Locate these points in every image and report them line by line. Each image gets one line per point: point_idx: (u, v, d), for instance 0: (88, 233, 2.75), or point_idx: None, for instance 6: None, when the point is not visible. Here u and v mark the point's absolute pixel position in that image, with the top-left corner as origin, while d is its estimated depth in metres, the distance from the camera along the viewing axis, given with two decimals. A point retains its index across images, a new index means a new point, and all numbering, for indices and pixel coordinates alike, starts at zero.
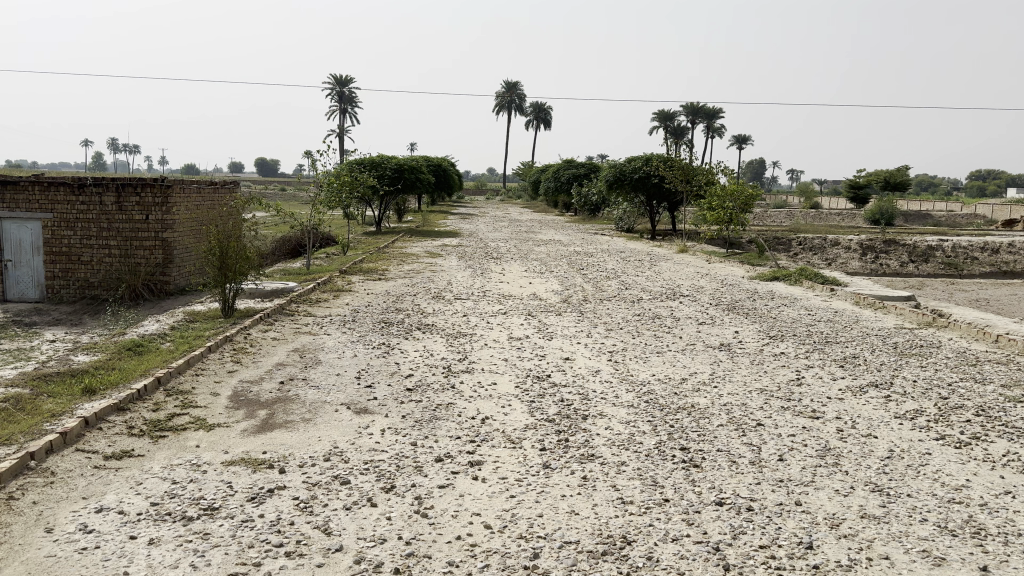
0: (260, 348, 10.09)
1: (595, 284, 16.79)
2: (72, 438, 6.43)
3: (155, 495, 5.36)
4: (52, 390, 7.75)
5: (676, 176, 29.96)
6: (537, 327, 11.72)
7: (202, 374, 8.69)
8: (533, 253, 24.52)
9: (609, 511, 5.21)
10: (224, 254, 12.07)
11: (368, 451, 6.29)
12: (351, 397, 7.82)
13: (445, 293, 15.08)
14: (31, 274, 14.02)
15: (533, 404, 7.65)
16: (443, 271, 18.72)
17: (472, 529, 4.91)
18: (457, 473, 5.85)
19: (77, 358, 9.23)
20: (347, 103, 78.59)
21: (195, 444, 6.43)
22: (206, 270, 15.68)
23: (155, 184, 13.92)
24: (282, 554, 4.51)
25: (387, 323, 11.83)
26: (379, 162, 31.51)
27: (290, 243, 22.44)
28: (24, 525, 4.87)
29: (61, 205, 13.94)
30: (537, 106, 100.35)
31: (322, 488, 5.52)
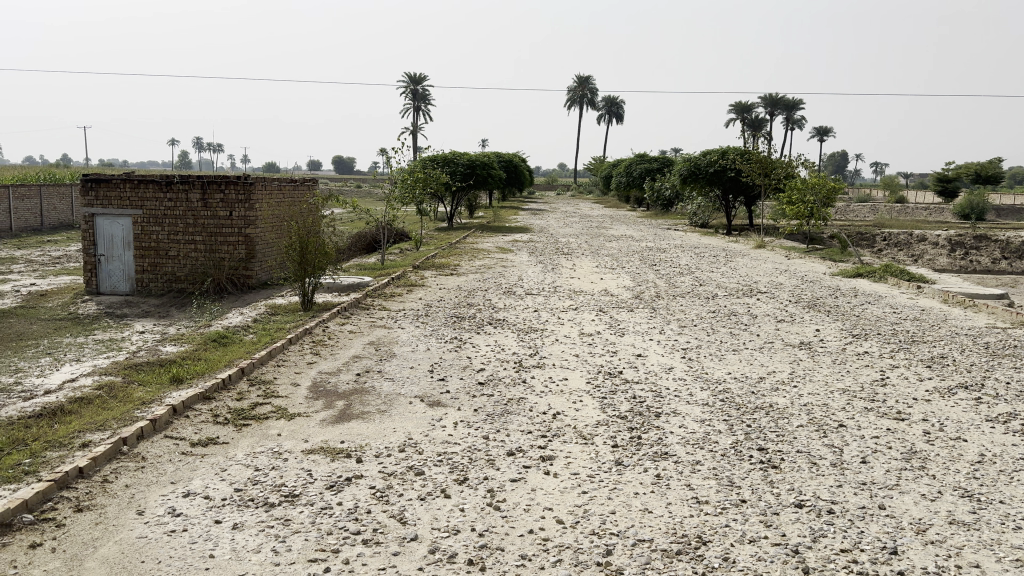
0: (336, 340, 10.33)
1: (668, 280, 16.59)
2: (161, 424, 6.72)
3: (239, 481, 5.55)
4: (143, 379, 8.11)
5: (753, 170, 29.19)
6: (609, 323, 11.64)
7: (283, 365, 8.95)
8: (604, 248, 24.38)
9: (683, 511, 5.13)
10: (304, 249, 12.42)
11: (441, 443, 6.37)
12: (425, 390, 7.93)
13: (517, 288, 15.11)
14: (122, 268, 14.64)
15: (606, 400, 7.60)
16: (515, 267, 18.81)
17: (544, 523, 4.92)
18: (528, 468, 5.86)
19: (165, 348, 9.63)
20: (420, 100, 79.56)
21: (277, 433, 6.63)
22: (286, 265, 16.16)
23: (239, 181, 14.45)
24: (359, 542, 4.61)
25: (459, 317, 11.95)
26: (451, 158, 31.79)
27: (365, 239, 22.87)
28: (117, 507, 5.12)
29: (150, 201, 14.52)
30: (610, 99, 99.61)
31: (397, 478, 5.61)
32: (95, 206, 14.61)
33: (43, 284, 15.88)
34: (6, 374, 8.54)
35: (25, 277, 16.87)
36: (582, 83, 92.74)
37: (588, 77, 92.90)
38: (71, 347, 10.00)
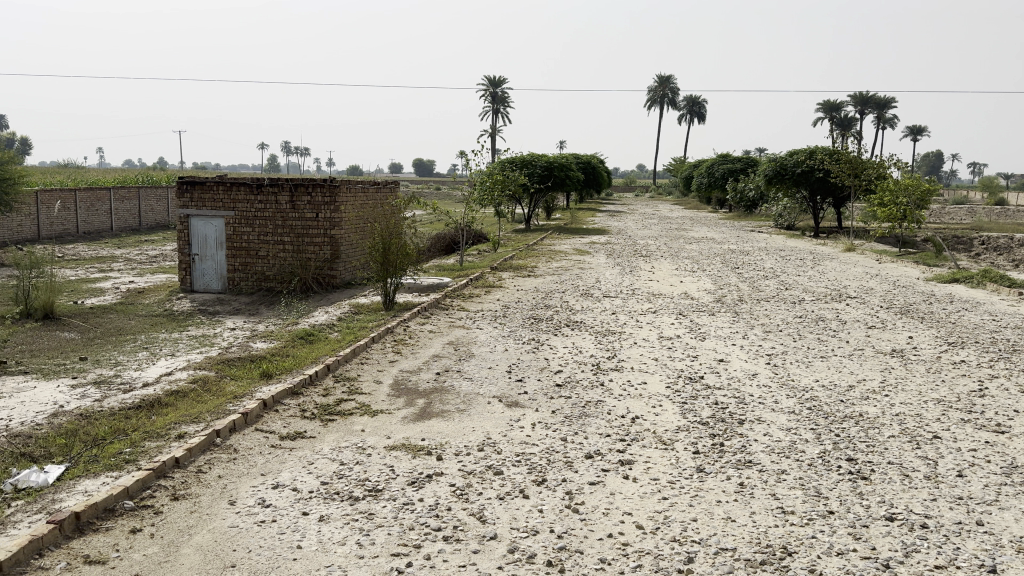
0: (417, 339, 10.51)
1: (751, 284, 16.22)
2: (252, 417, 6.98)
3: (324, 475, 5.71)
4: (234, 373, 8.45)
5: (843, 171, 28.34)
6: (689, 327, 11.47)
7: (366, 363, 9.17)
8: (684, 251, 24.00)
9: (768, 521, 5.01)
10: (387, 250, 12.69)
11: (519, 443, 6.40)
12: (503, 390, 7.99)
13: (595, 290, 15.06)
14: (215, 267, 15.25)
15: (686, 405, 7.49)
16: (593, 269, 18.72)
17: (623, 528, 4.88)
18: (607, 471, 5.83)
19: (255, 345, 10.00)
20: (499, 104, 80.12)
21: (361, 428, 6.80)
22: (369, 266, 16.57)
23: (324, 184, 14.83)
24: (440, 538, 4.68)
25: (537, 319, 11.99)
26: (529, 161, 31.91)
27: (445, 241, 23.20)
28: (211, 496, 5.35)
29: (242, 203, 15.06)
30: (691, 98, 98.11)
31: (476, 477, 5.67)
32: (191, 207, 15.27)
33: (142, 282, 16.73)
34: (109, 367, 9.04)
35: (126, 275, 17.81)
36: (663, 83, 91.54)
37: (669, 76, 91.56)
38: (167, 342, 10.49)
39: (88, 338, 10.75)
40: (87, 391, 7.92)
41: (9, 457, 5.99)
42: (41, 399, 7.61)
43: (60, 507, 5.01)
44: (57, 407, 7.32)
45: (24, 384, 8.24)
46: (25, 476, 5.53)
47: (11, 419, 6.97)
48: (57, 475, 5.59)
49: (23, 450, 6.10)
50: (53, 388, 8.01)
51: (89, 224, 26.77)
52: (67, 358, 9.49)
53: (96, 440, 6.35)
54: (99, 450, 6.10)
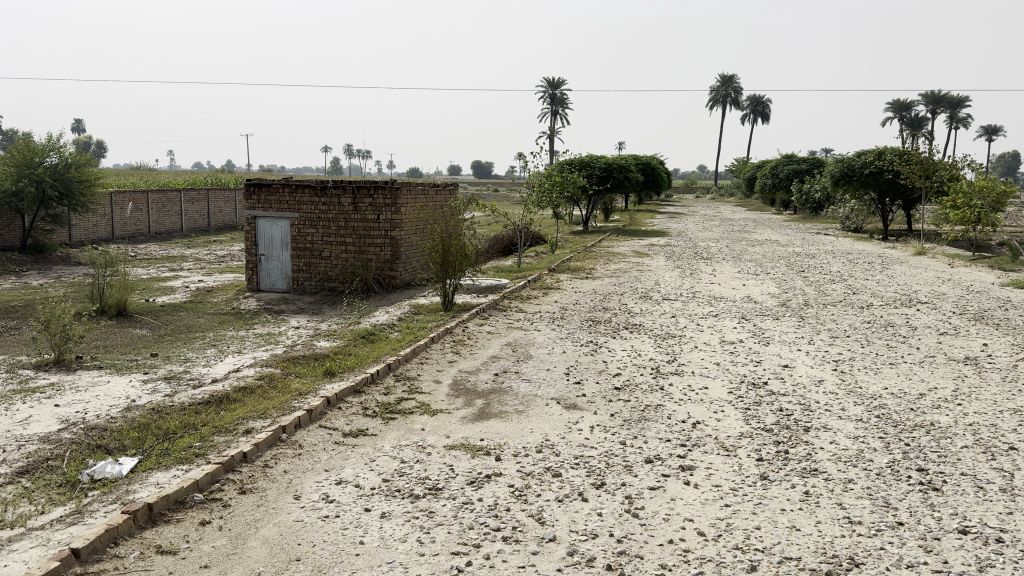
0: (475, 340, 10.59)
1: (817, 288, 15.84)
2: (316, 414, 7.14)
3: (386, 472, 5.81)
4: (299, 371, 8.65)
5: (913, 172, 27.47)
6: (752, 331, 11.27)
7: (426, 363, 9.27)
8: (747, 253, 23.59)
9: (834, 531, 4.90)
10: (447, 251, 12.83)
11: (578, 446, 6.40)
12: (561, 393, 7.98)
13: (655, 293, 14.92)
14: (280, 267, 15.64)
15: (749, 412, 7.37)
16: (652, 271, 18.56)
17: (685, 534, 4.84)
18: (668, 476, 5.78)
19: (319, 343, 10.22)
20: (557, 105, 79.97)
21: (421, 427, 6.88)
22: (429, 267, 16.76)
23: (386, 186, 15.04)
24: (499, 538, 4.71)
25: (596, 321, 11.95)
26: (588, 162, 31.81)
27: (503, 242, 23.30)
28: (277, 491, 5.49)
29: (306, 205, 15.39)
30: (755, 97, 96.40)
31: (535, 478, 5.68)
32: (258, 209, 15.69)
33: (210, 280, 17.27)
34: (178, 363, 9.35)
35: (195, 274, 18.40)
36: (725, 82, 90.25)
37: (732, 75, 90.17)
38: (234, 339, 10.80)
39: (160, 335, 11.14)
40: (158, 386, 8.21)
41: (86, 448, 6.25)
42: (115, 393, 7.92)
43: (133, 498, 5.21)
44: (130, 401, 7.61)
45: (100, 378, 8.59)
46: (101, 467, 5.76)
47: (88, 412, 7.27)
48: (131, 467, 5.82)
49: (99, 442, 6.36)
50: (127, 383, 8.32)
51: (161, 224, 27.73)
52: (139, 354, 9.86)
53: (167, 434, 6.57)
54: (171, 443, 6.32)
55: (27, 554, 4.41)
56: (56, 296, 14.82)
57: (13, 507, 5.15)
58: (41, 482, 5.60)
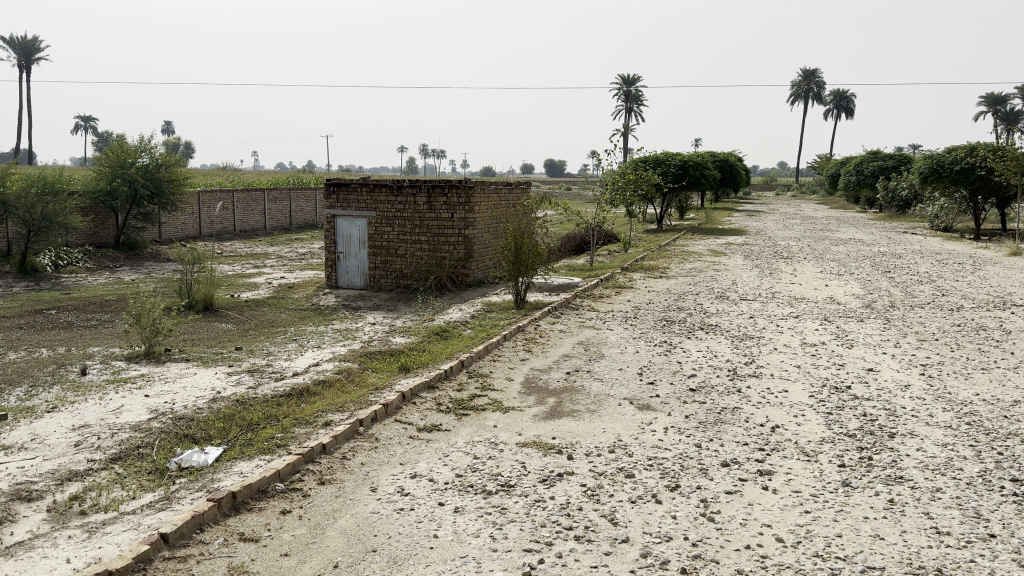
0: (547, 339, 10.59)
1: (904, 289, 15.26)
2: (392, 409, 7.29)
3: (459, 468, 5.88)
4: (375, 366, 8.84)
5: (1008, 168, 26.15)
6: (834, 333, 10.92)
7: (498, 360, 9.34)
8: (830, 253, 22.87)
9: (920, 541, 4.71)
10: (519, 250, 12.90)
11: (651, 447, 6.34)
12: (634, 392, 7.92)
13: (732, 293, 14.64)
14: (357, 264, 16.00)
15: (831, 416, 7.15)
16: (730, 271, 18.22)
17: (762, 540, 4.74)
18: (745, 481, 5.67)
19: (394, 339, 10.42)
20: (632, 101, 79.18)
21: (493, 424, 6.95)
22: (501, 265, 16.88)
23: (460, 186, 15.17)
24: (572, 537, 4.71)
25: (670, 321, 11.81)
26: (662, 160, 31.43)
27: (576, 240, 23.26)
28: (354, 482, 5.63)
29: (383, 204, 15.69)
30: (838, 92, 93.42)
31: (607, 478, 5.66)
32: (337, 207, 16.09)
33: (291, 277, 17.80)
34: (260, 356, 9.67)
35: (277, 271, 19.00)
36: (806, 76, 87.95)
37: (814, 69, 87.70)
38: (313, 335, 11.11)
39: (243, 329, 11.55)
40: (241, 378, 8.53)
41: (174, 437, 6.53)
42: (202, 384, 8.26)
43: (218, 486, 5.42)
44: (215, 393, 7.91)
45: (187, 370, 8.97)
46: (189, 456, 6.01)
47: (177, 402, 7.61)
48: (216, 456, 6.05)
49: (186, 432, 6.64)
50: (212, 375, 8.66)
51: (246, 223, 28.73)
52: (224, 347, 10.24)
53: (250, 425, 6.82)
54: (254, 434, 6.56)
55: (119, 537, 4.63)
56: (147, 291, 15.53)
57: (107, 492, 5.43)
58: (133, 469, 5.88)
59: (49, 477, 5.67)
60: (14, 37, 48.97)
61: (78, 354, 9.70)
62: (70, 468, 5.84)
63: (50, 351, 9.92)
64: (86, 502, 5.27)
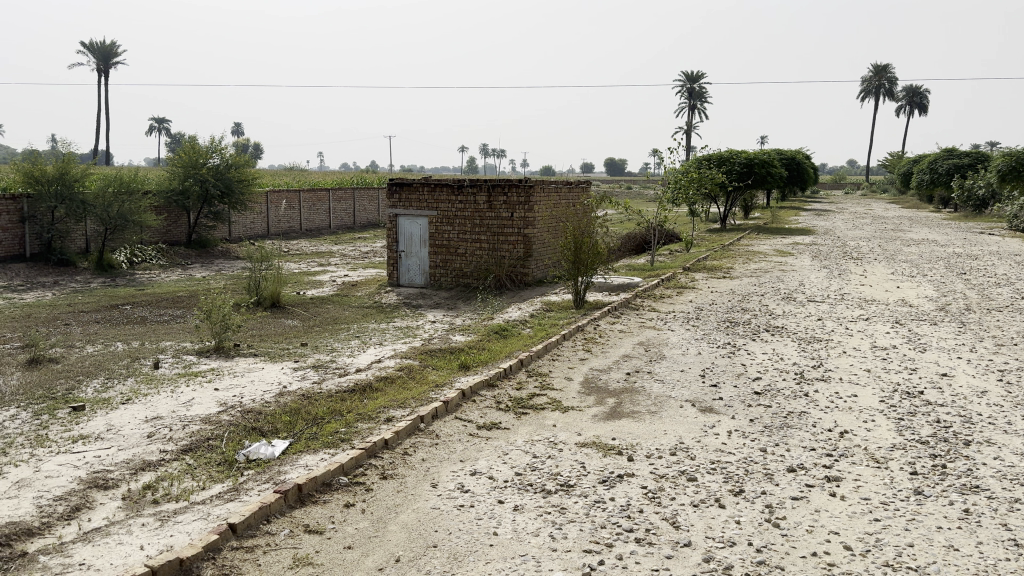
0: (607, 339, 10.53)
1: (980, 292, 14.67)
2: (452, 406, 7.36)
3: (518, 466, 5.90)
4: (435, 364, 8.94)
5: None
6: (907, 337, 10.57)
7: (558, 359, 9.35)
8: (902, 254, 22.12)
9: (997, 553, 4.54)
10: (579, 249, 12.86)
11: (714, 451, 6.24)
12: (696, 395, 7.82)
13: (798, 294, 14.32)
14: (418, 263, 16.21)
15: (903, 422, 6.93)
16: (796, 272, 17.82)
17: (829, 548, 4.63)
18: (812, 487, 5.54)
19: (454, 337, 10.52)
20: (695, 98, 78.04)
21: (552, 423, 6.94)
22: (561, 264, 16.86)
23: (520, 185, 15.19)
24: (632, 540, 4.68)
25: (734, 322, 11.61)
26: (726, 159, 30.90)
27: (636, 240, 23.08)
28: (415, 478, 5.71)
29: (443, 203, 15.83)
30: (911, 88, 90.31)
31: (669, 481, 5.61)
32: (399, 207, 16.31)
33: (354, 275, 18.13)
34: (324, 352, 9.89)
35: (341, 269, 19.38)
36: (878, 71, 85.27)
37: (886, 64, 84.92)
38: (375, 332, 11.30)
39: (309, 326, 11.81)
40: (306, 373, 8.73)
41: (242, 430, 6.73)
42: (269, 379, 8.49)
43: (284, 478, 5.57)
44: (281, 387, 8.12)
45: (254, 364, 9.22)
46: (256, 448, 6.20)
47: (245, 395, 7.84)
48: (282, 449, 6.22)
49: (254, 425, 6.83)
50: (279, 370, 8.89)
51: (311, 222, 29.37)
52: (290, 343, 10.49)
53: (315, 419, 6.98)
54: (318, 428, 6.71)
55: (190, 527, 4.80)
56: (217, 288, 16.04)
57: (178, 482, 5.62)
58: (203, 460, 6.08)
59: (124, 467, 5.90)
60: (94, 44, 51.05)
61: (152, 349, 10.06)
62: (143, 458, 6.07)
63: (125, 345, 10.32)
64: (159, 491, 5.47)
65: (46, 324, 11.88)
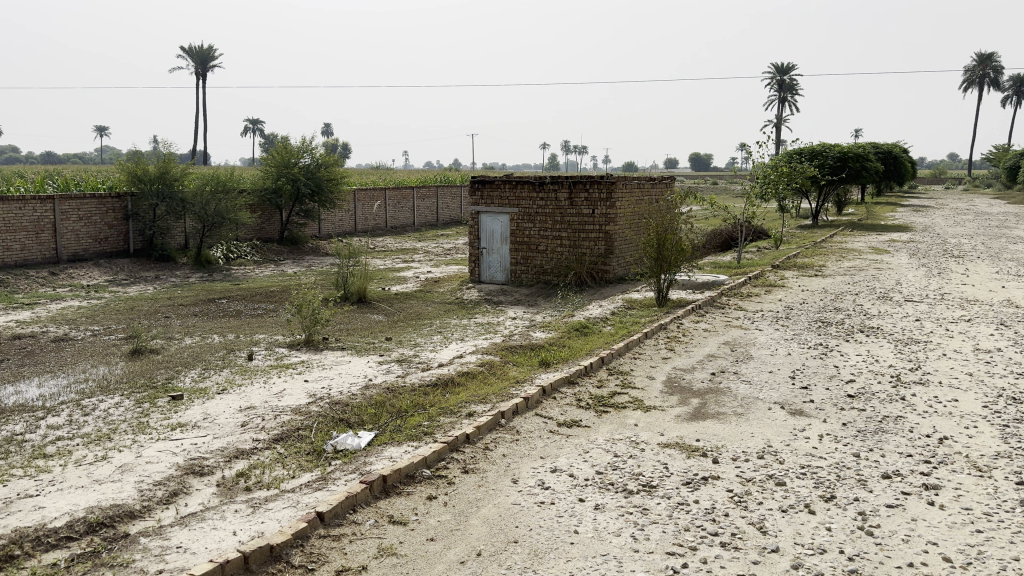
0: (691, 338, 10.33)
1: None
2: (533, 402, 7.36)
3: (599, 465, 5.85)
4: (516, 360, 8.97)
5: None
6: (1014, 340, 9.97)
7: (639, 358, 9.23)
8: (1009, 252, 20.90)
9: None
10: (661, 246, 12.66)
11: (804, 455, 6.03)
12: (785, 397, 7.58)
13: (895, 294, 13.69)
14: (499, 260, 16.30)
15: (1008, 430, 6.52)
16: (892, 270, 17.09)
17: (927, 558, 4.40)
18: (908, 494, 5.29)
19: (535, 334, 10.53)
20: (786, 91, 75.61)
21: (634, 423, 6.86)
22: (643, 262, 16.65)
23: (602, 181, 15.07)
24: (717, 544, 4.57)
25: (825, 322, 11.20)
26: (819, 153, 29.89)
27: (722, 236, 22.58)
28: (496, 473, 5.73)
29: (525, 201, 15.87)
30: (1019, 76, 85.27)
31: (756, 485, 5.45)
32: (481, 204, 16.43)
33: (437, 271, 18.38)
34: (408, 347, 10.06)
35: (424, 265, 19.68)
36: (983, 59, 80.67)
37: (992, 52, 80.31)
38: (457, 327, 11.42)
39: (393, 321, 12.05)
40: (391, 367, 8.90)
41: (330, 421, 6.91)
42: (355, 371, 8.70)
43: (370, 469, 5.69)
44: (367, 380, 8.31)
45: (342, 357, 9.46)
46: (343, 439, 6.35)
47: (333, 387, 8.07)
48: (368, 441, 6.35)
49: (341, 416, 7.01)
50: (365, 363, 9.09)
51: (396, 219, 29.96)
52: (375, 337, 10.72)
53: (399, 412, 7.11)
54: (402, 421, 6.82)
55: (281, 514, 4.95)
56: (307, 283, 16.54)
57: (269, 470, 5.82)
58: (293, 449, 6.27)
59: (219, 454, 6.14)
60: (193, 46, 53.28)
61: (246, 341, 10.45)
62: (237, 446, 6.30)
63: (221, 338, 10.75)
64: (251, 479, 5.67)
65: (148, 316, 12.49)
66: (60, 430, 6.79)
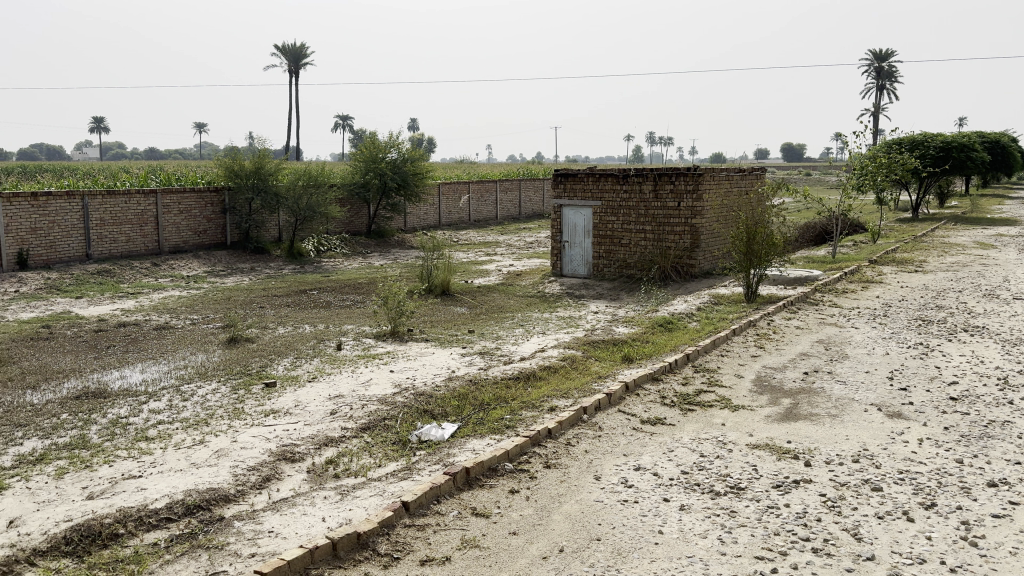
0: (781, 335, 10.00)
1: None
2: (616, 399, 7.27)
3: (685, 464, 5.72)
4: (598, 355, 8.89)
5: None
6: None
7: (726, 355, 9.00)
8: None
9: None
10: (751, 240, 12.30)
11: (902, 460, 5.75)
12: (882, 399, 7.24)
13: (1002, 292, 12.89)
14: (582, 253, 16.19)
15: None
16: (1001, 266, 16.12)
17: None
18: (1017, 504, 4.96)
19: (618, 329, 10.41)
20: (885, 78, 72.27)
21: (721, 422, 6.68)
22: (730, 256, 16.23)
23: (688, 173, 14.76)
24: (809, 549, 4.40)
25: (926, 321, 10.65)
26: (920, 142, 28.51)
27: (815, 230, 21.79)
28: (579, 469, 5.68)
29: (608, 193, 15.71)
30: None
31: (850, 490, 5.22)
32: (563, 198, 16.35)
33: (520, 265, 18.41)
34: (490, 339, 10.10)
35: (506, 259, 19.71)
36: None
37: None
38: (539, 321, 11.42)
39: (475, 313, 12.14)
40: (473, 359, 8.96)
41: (415, 411, 7.01)
42: (438, 363, 8.80)
43: (453, 461, 5.73)
44: (450, 372, 8.40)
45: (426, 349, 9.59)
46: (428, 430, 6.42)
47: (417, 378, 8.19)
48: (451, 432, 6.41)
49: (425, 407, 7.09)
50: (448, 355, 9.18)
51: (479, 212, 30.18)
52: (458, 329, 10.82)
53: (482, 405, 7.15)
54: (485, 414, 6.85)
55: (368, 502, 5.04)
56: (392, 275, 16.83)
57: (357, 458, 5.95)
58: (380, 439, 6.38)
59: (309, 441, 6.31)
60: (287, 45, 55.15)
61: (335, 331, 10.72)
62: (326, 434, 6.46)
63: (311, 328, 11.07)
64: (339, 467, 5.81)
65: (243, 306, 12.99)
66: (161, 414, 7.12)
